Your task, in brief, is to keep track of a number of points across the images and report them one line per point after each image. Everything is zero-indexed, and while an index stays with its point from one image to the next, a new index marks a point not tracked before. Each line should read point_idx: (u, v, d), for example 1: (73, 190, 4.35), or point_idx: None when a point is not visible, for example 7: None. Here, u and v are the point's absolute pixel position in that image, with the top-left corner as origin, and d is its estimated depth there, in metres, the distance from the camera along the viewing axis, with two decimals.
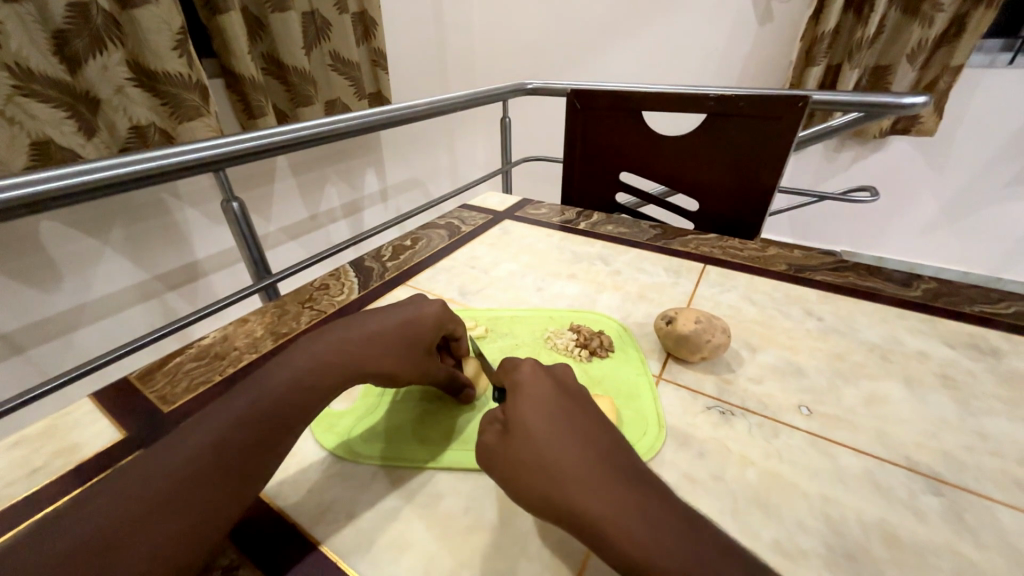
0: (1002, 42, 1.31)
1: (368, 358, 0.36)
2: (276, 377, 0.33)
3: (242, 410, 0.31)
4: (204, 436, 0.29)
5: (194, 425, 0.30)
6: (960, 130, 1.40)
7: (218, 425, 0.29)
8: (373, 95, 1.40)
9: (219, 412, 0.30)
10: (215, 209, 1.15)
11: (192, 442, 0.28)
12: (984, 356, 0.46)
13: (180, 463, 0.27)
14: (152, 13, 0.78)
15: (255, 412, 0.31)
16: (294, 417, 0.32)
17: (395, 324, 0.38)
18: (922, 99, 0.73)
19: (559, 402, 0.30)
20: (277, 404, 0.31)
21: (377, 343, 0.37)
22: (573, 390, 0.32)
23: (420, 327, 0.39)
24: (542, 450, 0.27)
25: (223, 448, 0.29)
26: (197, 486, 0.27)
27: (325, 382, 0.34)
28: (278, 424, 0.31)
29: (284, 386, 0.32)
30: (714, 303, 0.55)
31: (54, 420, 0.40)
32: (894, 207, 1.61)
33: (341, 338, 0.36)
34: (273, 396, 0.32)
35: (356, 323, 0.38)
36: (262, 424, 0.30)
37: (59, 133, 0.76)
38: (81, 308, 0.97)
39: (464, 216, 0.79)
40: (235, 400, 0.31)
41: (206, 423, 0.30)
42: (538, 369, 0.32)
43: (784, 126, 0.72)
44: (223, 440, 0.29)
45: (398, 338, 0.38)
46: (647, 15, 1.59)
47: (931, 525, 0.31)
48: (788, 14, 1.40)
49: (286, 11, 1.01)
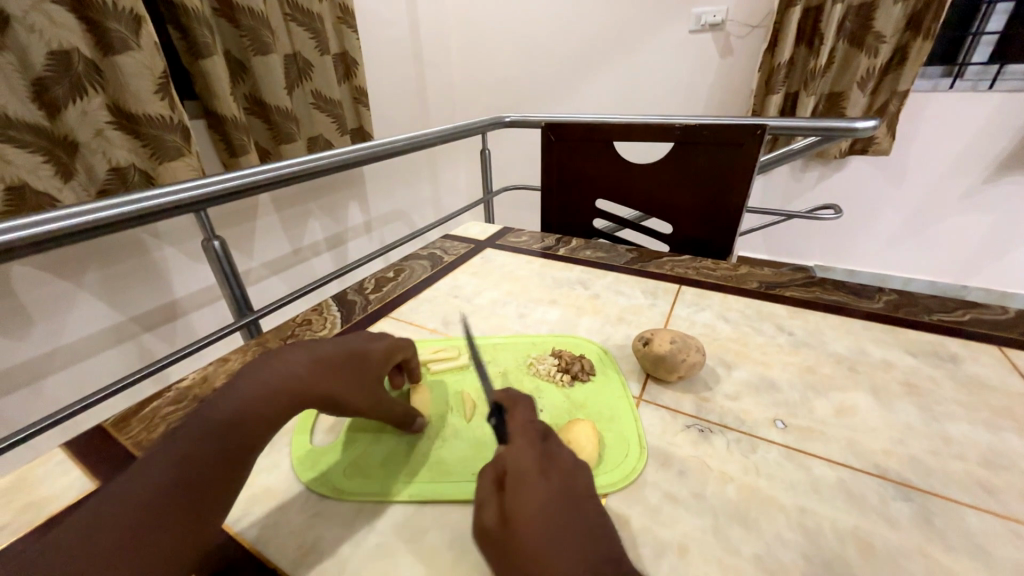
0: (942, 69, 1.42)
1: (317, 382, 0.35)
2: (219, 411, 0.31)
3: (185, 450, 0.29)
4: (146, 484, 0.27)
5: (135, 473, 0.28)
6: (913, 148, 1.50)
7: (164, 469, 0.28)
8: (356, 130, 1.44)
9: (165, 454, 0.29)
10: (195, 247, 1.15)
11: (138, 489, 0.27)
12: (944, 363, 0.48)
13: (123, 514, 0.26)
14: (135, 59, 0.80)
15: (199, 451, 0.29)
16: (243, 449, 0.30)
17: (344, 350, 0.38)
18: (872, 123, 0.79)
19: (543, 500, 0.28)
20: (221, 437, 0.30)
21: (328, 365, 0.36)
22: (575, 477, 0.31)
23: (368, 353, 0.40)
24: (539, 551, 0.25)
25: (167, 495, 0.27)
26: (144, 538, 0.25)
27: (274, 408, 0.32)
28: (225, 459, 0.29)
29: (228, 417, 0.31)
30: (689, 323, 0.57)
31: (22, 472, 0.38)
32: (859, 222, 1.69)
33: (287, 363, 0.35)
34: (217, 429, 0.30)
35: (301, 348, 0.37)
36: (211, 459, 0.29)
37: (36, 177, 0.77)
38: (52, 353, 0.95)
39: (446, 246, 0.81)
40: (177, 441, 0.29)
41: (148, 469, 0.28)
42: (539, 456, 0.31)
43: (745, 152, 0.77)
44: (169, 485, 0.27)
45: (346, 361, 0.38)
46: (617, 51, 1.69)
47: (902, 531, 0.32)
48: (745, 47, 1.51)
49: (269, 54, 1.04)
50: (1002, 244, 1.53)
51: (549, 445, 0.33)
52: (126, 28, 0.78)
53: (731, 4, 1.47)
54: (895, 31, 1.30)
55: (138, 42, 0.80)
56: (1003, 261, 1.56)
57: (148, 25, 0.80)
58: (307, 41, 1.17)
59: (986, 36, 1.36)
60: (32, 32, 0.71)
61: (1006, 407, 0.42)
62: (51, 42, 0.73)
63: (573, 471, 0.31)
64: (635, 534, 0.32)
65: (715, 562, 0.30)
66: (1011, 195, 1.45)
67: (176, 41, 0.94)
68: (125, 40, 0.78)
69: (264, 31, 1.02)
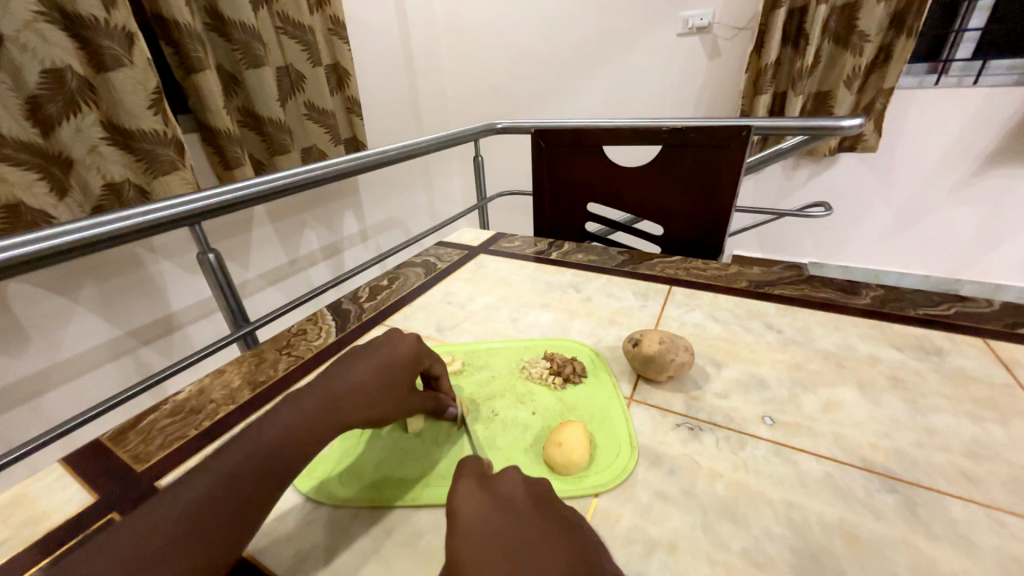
0: (926, 66, 1.44)
1: (355, 406, 0.37)
2: (265, 433, 0.34)
3: (231, 467, 0.32)
4: (192, 495, 0.30)
5: (181, 485, 0.30)
6: (899, 145, 1.52)
7: (205, 484, 0.30)
8: (349, 140, 1.45)
9: (209, 469, 0.31)
10: (191, 259, 1.15)
11: (181, 500, 0.29)
12: (929, 356, 0.49)
13: (169, 523, 0.28)
14: (128, 75, 0.81)
15: (240, 471, 0.32)
16: (283, 470, 0.33)
17: (377, 369, 0.40)
18: (857, 121, 0.80)
19: (471, 530, 0.28)
20: (265, 457, 0.33)
21: (363, 389, 0.39)
22: (518, 499, 0.30)
23: (401, 364, 0.41)
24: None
25: (210, 505, 0.29)
26: (186, 545, 0.27)
27: (311, 437, 0.35)
28: (266, 480, 0.32)
29: (272, 441, 0.34)
30: (680, 323, 0.58)
31: (19, 489, 0.39)
32: (851, 219, 1.70)
33: (327, 391, 0.38)
34: (261, 451, 0.33)
35: (340, 374, 0.39)
36: (252, 480, 0.31)
37: (31, 195, 0.77)
38: (49, 369, 0.95)
39: (440, 253, 0.82)
40: (223, 458, 0.32)
41: (195, 483, 0.30)
42: (475, 488, 0.31)
43: (731, 153, 0.78)
44: (212, 497, 0.30)
45: (382, 383, 0.40)
46: (606, 57, 1.71)
47: (886, 521, 0.33)
48: (732, 50, 1.53)
49: (261, 67, 1.05)
50: (993, 236, 1.55)
51: (489, 475, 0.32)
52: (119, 45, 0.79)
53: (717, 7, 1.49)
54: (878, 30, 1.32)
55: (131, 59, 0.81)
56: (994, 253, 1.57)
57: (141, 41, 0.81)
58: (299, 53, 1.18)
59: (968, 32, 1.39)
60: (25, 51, 0.71)
61: (989, 397, 0.43)
62: (45, 61, 0.73)
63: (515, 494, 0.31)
64: (626, 532, 0.33)
65: (704, 558, 0.31)
66: (999, 188, 1.47)
67: (168, 56, 0.95)
68: (117, 56, 0.79)
69: (256, 45, 1.03)
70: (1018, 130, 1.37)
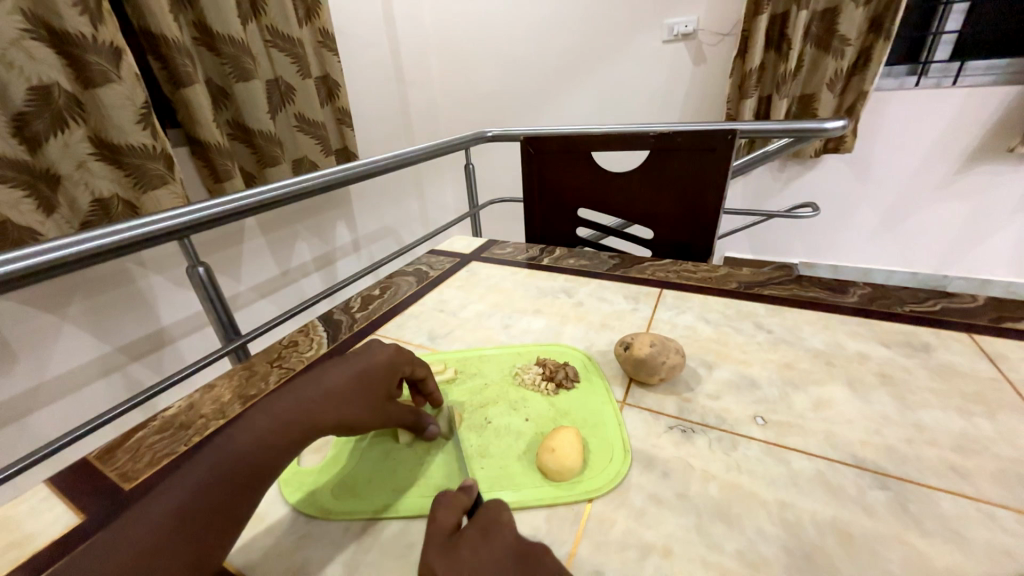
0: (906, 67, 1.47)
1: (332, 410, 0.37)
2: (236, 441, 0.33)
3: (203, 476, 0.31)
4: (166, 506, 0.29)
5: (152, 500, 0.29)
6: (883, 145, 1.55)
7: (179, 495, 0.30)
8: (340, 151, 1.46)
9: (182, 480, 0.31)
10: (181, 273, 1.14)
11: (154, 513, 0.28)
12: (916, 352, 0.50)
13: (139, 539, 0.27)
14: (116, 91, 0.81)
15: (213, 480, 0.31)
16: (260, 476, 0.32)
17: (354, 373, 0.40)
18: (840, 123, 0.81)
19: None
20: (238, 465, 0.32)
21: (340, 393, 0.38)
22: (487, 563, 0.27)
23: (378, 369, 0.41)
24: None
25: (184, 516, 0.29)
26: (160, 558, 0.27)
27: (287, 442, 0.34)
28: (242, 486, 0.31)
29: (247, 446, 0.33)
30: (671, 326, 0.58)
31: (3, 511, 0.38)
32: (838, 218, 1.73)
33: (301, 396, 0.37)
34: (233, 458, 0.32)
35: (315, 379, 0.39)
36: (228, 487, 0.31)
37: (17, 212, 0.76)
38: (36, 388, 0.93)
39: (431, 261, 0.82)
40: (194, 469, 0.31)
41: (166, 496, 0.30)
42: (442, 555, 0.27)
43: (717, 156, 0.79)
44: (186, 508, 0.29)
45: (358, 387, 0.39)
46: (594, 64, 1.73)
47: (878, 518, 0.33)
48: (717, 55, 1.55)
49: (250, 80, 1.06)
50: (978, 233, 1.57)
51: (456, 536, 0.28)
52: (106, 61, 0.79)
53: (701, 14, 1.52)
54: (858, 33, 1.35)
55: (119, 74, 0.81)
56: (979, 249, 1.60)
57: (128, 56, 0.81)
58: (289, 66, 1.18)
59: (945, 35, 1.42)
60: (12, 69, 0.71)
61: (975, 392, 0.44)
62: (31, 78, 0.73)
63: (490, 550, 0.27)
64: (620, 537, 0.33)
65: (699, 560, 0.31)
66: (981, 185, 1.50)
67: (156, 71, 0.95)
68: (105, 72, 0.79)
69: (245, 58, 1.04)
70: (997, 128, 1.40)
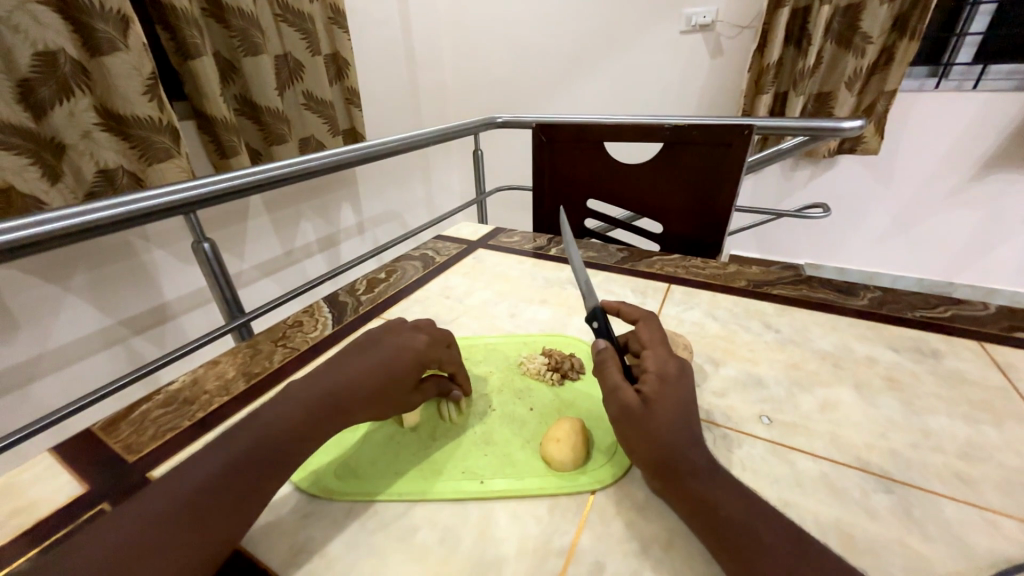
0: (927, 69, 1.44)
1: (358, 407, 0.37)
2: (262, 425, 0.34)
3: (229, 457, 0.31)
4: (189, 485, 0.29)
5: (177, 474, 0.30)
6: (900, 147, 1.52)
7: (203, 473, 0.30)
8: (348, 131, 1.44)
9: (207, 459, 0.31)
10: (185, 248, 1.14)
11: (178, 489, 0.29)
12: (925, 358, 0.49)
13: (162, 513, 0.28)
14: (122, 60, 0.79)
15: (234, 464, 0.31)
16: (279, 465, 0.32)
17: (379, 368, 0.39)
18: (858, 123, 0.79)
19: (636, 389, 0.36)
20: (264, 449, 0.32)
21: (367, 390, 0.38)
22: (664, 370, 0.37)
23: (405, 365, 0.40)
24: (649, 428, 0.34)
25: (206, 495, 0.29)
26: (179, 536, 0.27)
27: (310, 433, 0.35)
28: (259, 473, 0.31)
29: (270, 432, 0.33)
30: (678, 321, 0.58)
31: (7, 478, 0.38)
32: (848, 220, 1.71)
33: (325, 387, 0.37)
34: (256, 443, 0.32)
35: (342, 372, 0.38)
36: (248, 472, 0.31)
37: (22, 180, 0.76)
38: (39, 357, 0.94)
39: (438, 247, 0.81)
40: (218, 449, 0.32)
41: (191, 472, 0.30)
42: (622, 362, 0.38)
43: (731, 152, 0.78)
44: (208, 488, 0.30)
45: (385, 384, 0.39)
46: (608, 51, 1.69)
47: (882, 521, 0.33)
48: (734, 48, 1.52)
49: (259, 55, 1.04)
50: (988, 241, 1.56)
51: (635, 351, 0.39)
52: (113, 29, 0.77)
53: (721, 5, 1.48)
54: (881, 31, 1.32)
55: (126, 44, 0.79)
56: (988, 257, 1.58)
57: (136, 25, 0.80)
58: (297, 42, 1.16)
59: (970, 37, 1.39)
60: (17, 33, 0.70)
61: (984, 400, 0.43)
62: (37, 44, 0.72)
63: (683, 386, 0.36)
64: (623, 530, 0.33)
65: (700, 555, 0.31)
66: (995, 193, 1.48)
67: (165, 41, 0.93)
68: (113, 41, 0.77)
69: (254, 33, 1.02)
70: (1016, 135, 1.38)
